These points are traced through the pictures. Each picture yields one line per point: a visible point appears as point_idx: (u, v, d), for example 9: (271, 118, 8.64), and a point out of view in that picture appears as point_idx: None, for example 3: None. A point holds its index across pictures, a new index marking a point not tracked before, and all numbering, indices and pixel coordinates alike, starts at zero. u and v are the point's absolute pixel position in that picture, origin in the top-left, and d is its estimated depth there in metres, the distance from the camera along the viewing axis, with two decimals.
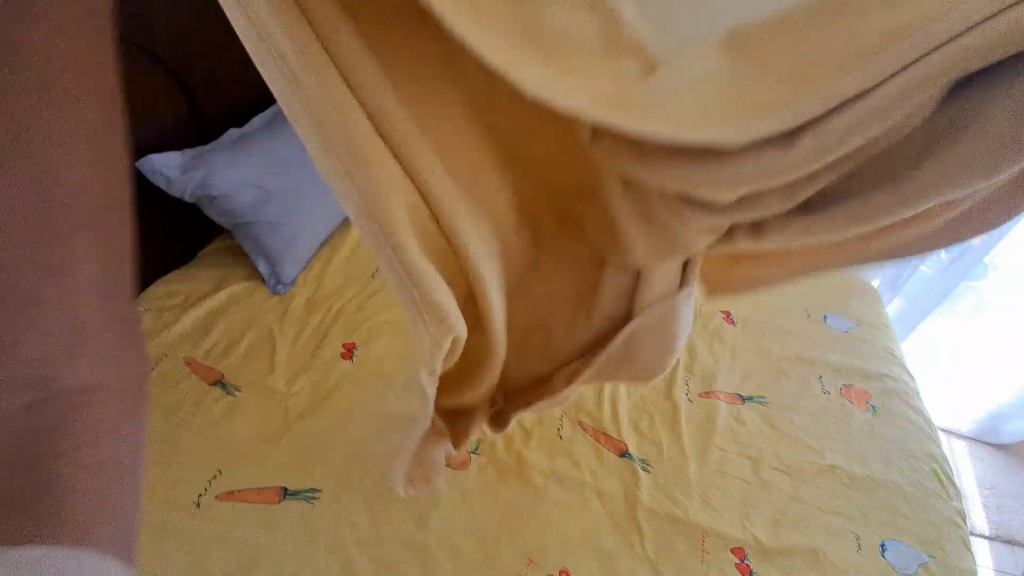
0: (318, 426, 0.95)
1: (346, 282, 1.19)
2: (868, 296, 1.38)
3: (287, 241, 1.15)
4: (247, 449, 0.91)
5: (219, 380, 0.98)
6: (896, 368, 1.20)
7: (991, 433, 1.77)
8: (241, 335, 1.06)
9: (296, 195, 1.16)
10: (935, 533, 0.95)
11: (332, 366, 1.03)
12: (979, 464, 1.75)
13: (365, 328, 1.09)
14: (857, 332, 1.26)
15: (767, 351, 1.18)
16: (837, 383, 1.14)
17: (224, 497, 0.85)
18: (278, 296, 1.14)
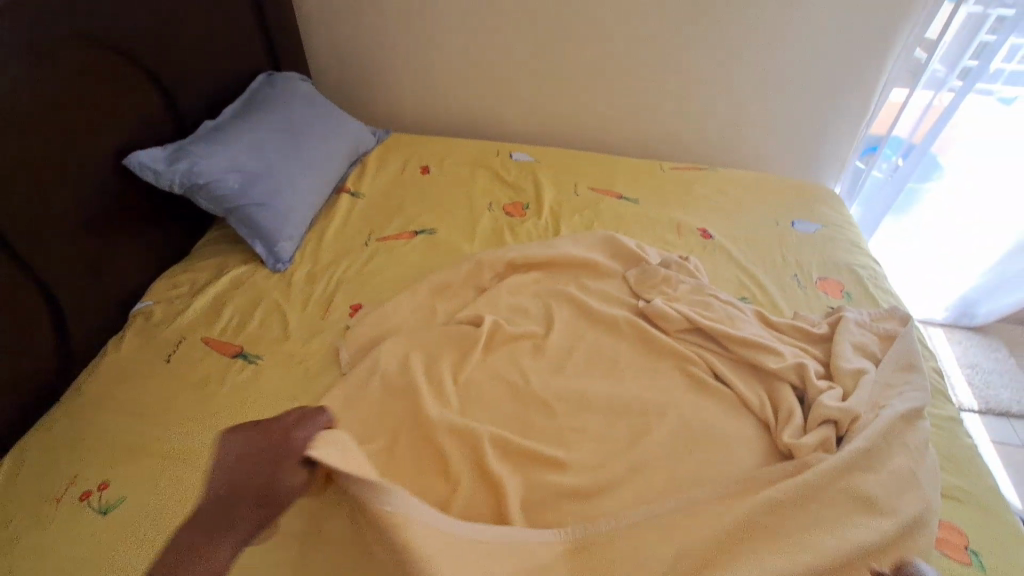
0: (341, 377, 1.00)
1: (342, 252, 1.25)
2: (830, 200, 1.48)
3: (279, 220, 1.22)
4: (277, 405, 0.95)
5: (240, 352, 1.04)
6: (863, 257, 1.29)
7: (965, 316, 1.91)
8: (252, 311, 1.11)
9: (277, 177, 1.24)
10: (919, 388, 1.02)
11: (342, 324, 1.09)
12: (959, 348, 1.85)
13: (367, 290, 1.16)
14: (823, 232, 1.36)
15: (742, 257, 1.27)
16: (812, 278, 1.22)
17: None
18: (279, 273, 1.20)
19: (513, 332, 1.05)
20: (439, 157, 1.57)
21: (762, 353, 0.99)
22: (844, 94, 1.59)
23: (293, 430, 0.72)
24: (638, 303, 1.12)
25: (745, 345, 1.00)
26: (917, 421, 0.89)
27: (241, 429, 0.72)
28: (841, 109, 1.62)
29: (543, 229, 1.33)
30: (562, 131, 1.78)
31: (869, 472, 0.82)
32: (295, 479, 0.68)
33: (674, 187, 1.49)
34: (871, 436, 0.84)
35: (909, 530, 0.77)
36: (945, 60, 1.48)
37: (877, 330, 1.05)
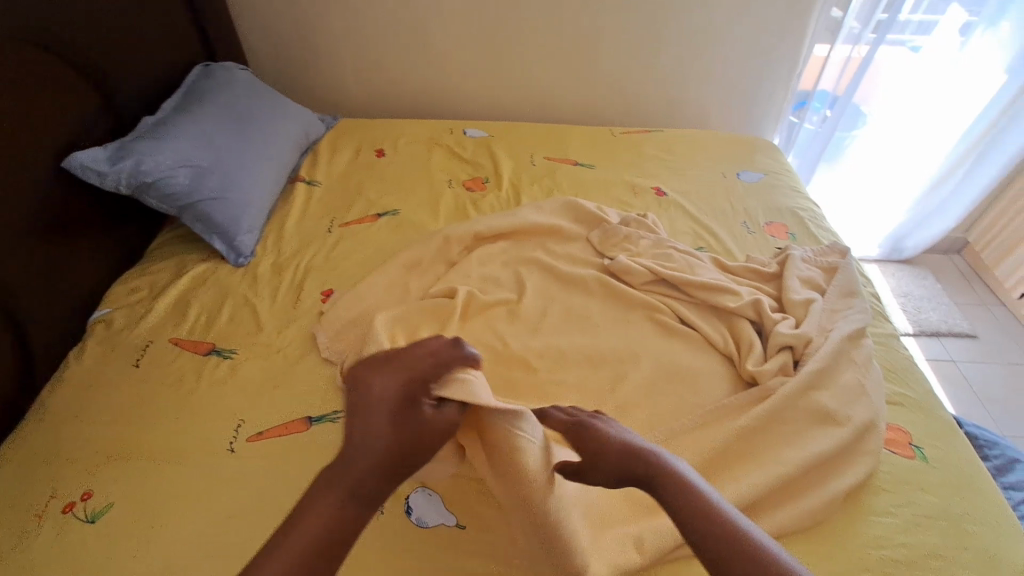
0: (322, 361, 1.00)
1: (306, 241, 1.24)
2: (770, 151, 1.57)
3: (236, 213, 1.19)
4: (262, 395, 0.95)
5: (212, 348, 1.02)
6: (802, 200, 1.39)
7: (895, 251, 2.07)
8: (219, 307, 1.09)
9: (229, 169, 1.21)
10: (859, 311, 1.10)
11: (316, 310, 1.08)
12: (893, 279, 2.02)
13: (336, 275, 1.15)
14: (766, 180, 1.45)
15: (694, 210, 1.34)
16: (760, 223, 1.31)
17: (255, 438, 0.89)
18: (243, 267, 1.17)
19: (488, 300, 1.08)
20: (392, 139, 1.56)
21: (721, 295, 1.05)
22: (772, 52, 1.67)
23: (428, 362, 0.75)
24: (603, 262, 1.16)
25: (705, 289, 1.05)
26: (859, 339, 0.99)
27: (383, 366, 0.76)
28: (770, 66, 1.71)
29: (505, 201, 1.36)
30: (513, 106, 1.80)
31: (823, 389, 0.90)
32: (444, 413, 0.72)
33: (626, 150, 1.55)
34: (823, 356, 0.93)
35: (860, 432, 0.86)
36: (860, 18, 1.56)
37: (821, 264, 1.14)
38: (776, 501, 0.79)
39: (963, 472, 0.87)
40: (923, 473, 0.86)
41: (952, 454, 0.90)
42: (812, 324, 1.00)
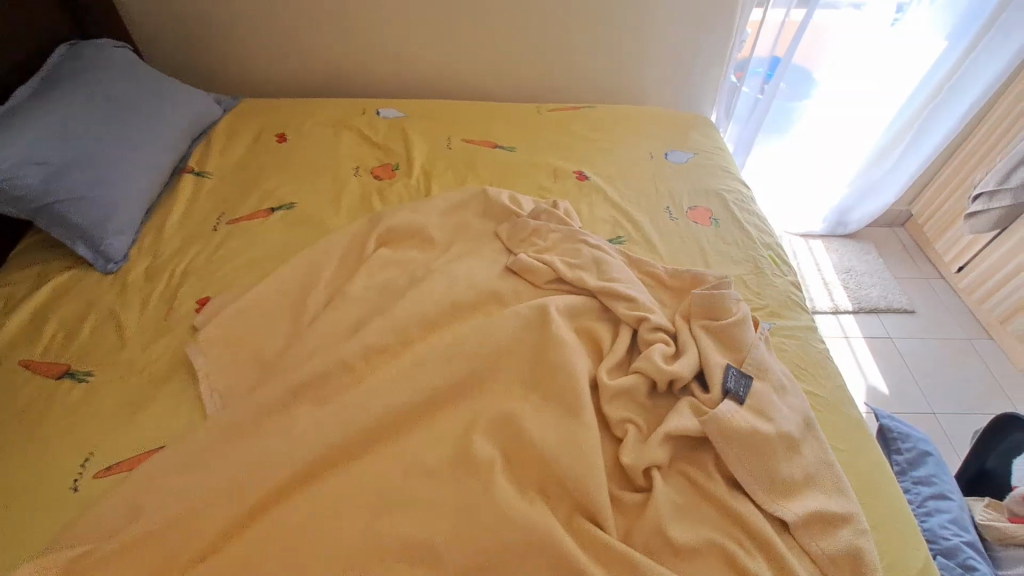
0: (192, 381, 0.90)
1: (187, 241, 1.12)
2: (704, 128, 1.49)
3: (101, 215, 1.06)
4: (121, 423, 0.85)
5: (66, 371, 0.91)
6: (730, 181, 1.31)
7: (840, 225, 2.03)
8: (80, 322, 0.98)
9: (94, 163, 1.07)
10: (774, 303, 1.05)
11: (189, 321, 0.98)
12: (836, 255, 1.99)
13: (215, 280, 1.04)
14: (695, 160, 1.37)
15: (614, 196, 1.25)
16: (683, 209, 1.23)
17: (104, 473, 0.80)
18: (112, 275, 1.06)
19: (381, 305, 0.99)
20: (297, 122, 1.43)
21: (742, 328, 0.92)
22: (708, 20, 1.56)
23: None
24: (509, 258, 1.07)
25: (738, 372, 0.88)
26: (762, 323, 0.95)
27: None
28: (708, 36, 1.59)
29: (415, 188, 1.25)
30: (437, 82, 1.67)
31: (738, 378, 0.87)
32: None
33: (552, 130, 1.44)
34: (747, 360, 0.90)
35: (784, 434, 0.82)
36: None
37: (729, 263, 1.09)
38: (667, 522, 0.73)
39: (868, 478, 0.83)
40: (832, 474, 0.80)
41: (854, 454, 0.86)
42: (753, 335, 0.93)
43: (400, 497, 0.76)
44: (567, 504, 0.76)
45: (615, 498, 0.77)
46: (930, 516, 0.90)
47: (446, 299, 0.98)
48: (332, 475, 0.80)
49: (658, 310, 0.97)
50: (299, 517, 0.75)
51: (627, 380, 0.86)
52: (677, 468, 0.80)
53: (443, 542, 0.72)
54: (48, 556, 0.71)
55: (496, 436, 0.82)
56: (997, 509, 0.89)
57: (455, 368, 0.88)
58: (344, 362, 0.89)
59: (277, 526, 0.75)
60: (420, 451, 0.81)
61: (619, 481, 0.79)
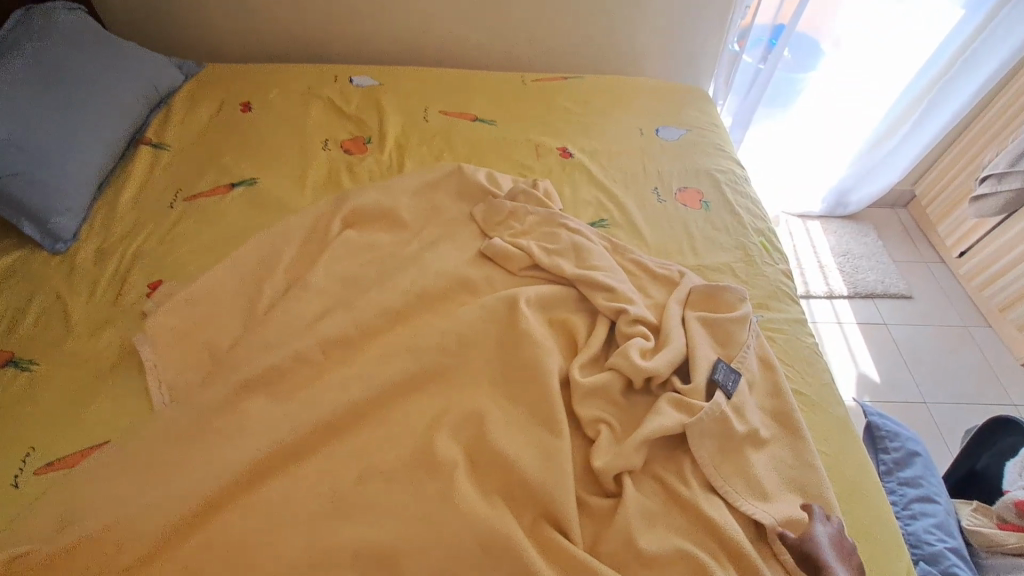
0: (141, 372, 0.85)
1: (141, 220, 1.05)
2: (699, 102, 1.40)
3: (46, 191, 0.99)
4: (63, 416, 0.80)
5: (8, 359, 0.85)
6: (723, 160, 1.23)
7: (839, 206, 1.95)
8: (25, 307, 0.92)
9: (34, 135, 0.99)
10: (762, 294, 0.99)
11: (141, 307, 0.92)
12: (834, 236, 1.92)
13: (169, 263, 0.98)
14: (688, 137, 1.28)
15: (599, 175, 1.17)
16: (672, 190, 1.16)
17: (44, 470, 0.75)
18: (61, 255, 0.99)
19: (344, 293, 0.93)
20: (263, 91, 1.34)
21: (738, 326, 0.88)
22: None
23: None
24: (483, 242, 1.01)
25: (726, 366, 0.82)
26: (747, 317, 0.89)
27: None
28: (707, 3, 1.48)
29: (387, 164, 1.18)
30: (417, 49, 1.56)
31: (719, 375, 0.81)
32: None
33: (536, 103, 1.35)
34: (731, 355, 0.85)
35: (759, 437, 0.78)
36: None
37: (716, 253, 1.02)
38: (636, 530, 0.68)
39: (852, 481, 0.79)
40: (814, 478, 0.75)
41: (838, 457, 0.81)
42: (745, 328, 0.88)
43: (354, 500, 0.72)
44: (532, 510, 0.71)
45: (583, 502, 0.73)
46: (914, 520, 0.87)
47: (411, 287, 0.92)
48: (284, 476, 0.75)
49: (638, 299, 0.91)
50: (248, 520, 0.71)
51: (600, 376, 0.81)
52: (650, 471, 0.76)
53: (399, 552, 0.67)
54: None
55: (460, 435, 0.77)
56: (985, 514, 0.85)
57: (418, 362, 0.83)
58: (301, 355, 0.84)
59: (223, 530, 0.70)
60: (378, 450, 0.76)
61: (588, 484, 0.75)
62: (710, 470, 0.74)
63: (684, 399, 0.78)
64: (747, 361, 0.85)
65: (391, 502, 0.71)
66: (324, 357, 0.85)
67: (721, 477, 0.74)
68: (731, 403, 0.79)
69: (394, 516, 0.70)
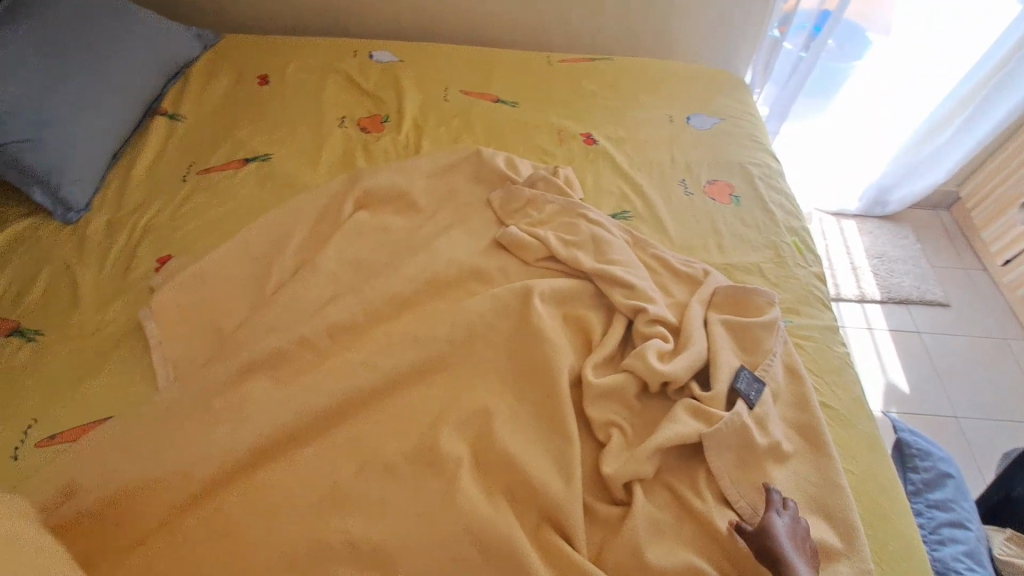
0: (146, 348, 0.84)
1: (153, 193, 1.04)
2: (735, 89, 1.32)
3: (57, 159, 0.98)
4: (66, 389, 0.79)
5: (15, 329, 0.85)
6: (758, 153, 1.17)
7: (877, 205, 1.85)
8: (34, 278, 0.91)
9: (46, 102, 0.98)
10: (791, 298, 0.93)
11: (148, 282, 0.91)
12: (868, 237, 1.82)
13: (178, 238, 0.96)
14: (721, 127, 1.21)
15: (623, 164, 1.12)
16: (701, 182, 1.10)
17: (44, 443, 0.74)
18: (72, 226, 0.98)
19: (353, 278, 0.91)
20: (281, 64, 1.31)
21: (765, 332, 0.83)
22: None
23: None
24: (498, 230, 0.97)
25: (749, 375, 0.78)
26: (776, 323, 0.84)
27: None
28: None
29: (403, 144, 1.14)
30: (440, 24, 1.50)
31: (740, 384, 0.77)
32: None
33: (560, 85, 1.29)
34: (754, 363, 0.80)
35: (780, 451, 0.73)
36: None
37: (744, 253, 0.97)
38: (644, 542, 0.65)
39: (878, 502, 0.74)
40: (837, 498, 0.70)
41: (864, 475, 0.76)
42: (773, 336, 0.83)
43: (352, 493, 0.69)
44: (537, 514, 0.68)
45: (590, 508, 0.70)
46: (942, 546, 0.82)
47: (421, 274, 0.89)
48: (283, 463, 0.73)
49: (659, 298, 0.86)
50: (244, 505, 0.69)
51: (614, 377, 0.77)
52: (662, 480, 0.72)
53: (395, 549, 0.64)
54: None
55: (464, 431, 0.74)
56: (1018, 544, 0.82)
57: (424, 352, 0.80)
58: (306, 340, 0.82)
59: (218, 515, 0.69)
60: (380, 442, 0.74)
61: (596, 490, 0.72)
62: (724, 483, 0.70)
63: (702, 407, 0.74)
64: (772, 369, 0.80)
65: (389, 497, 0.69)
66: (329, 343, 0.83)
67: (736, 491, 0.70)
68: (753, 414, 0.74)
69: (393, 510, 0.67)
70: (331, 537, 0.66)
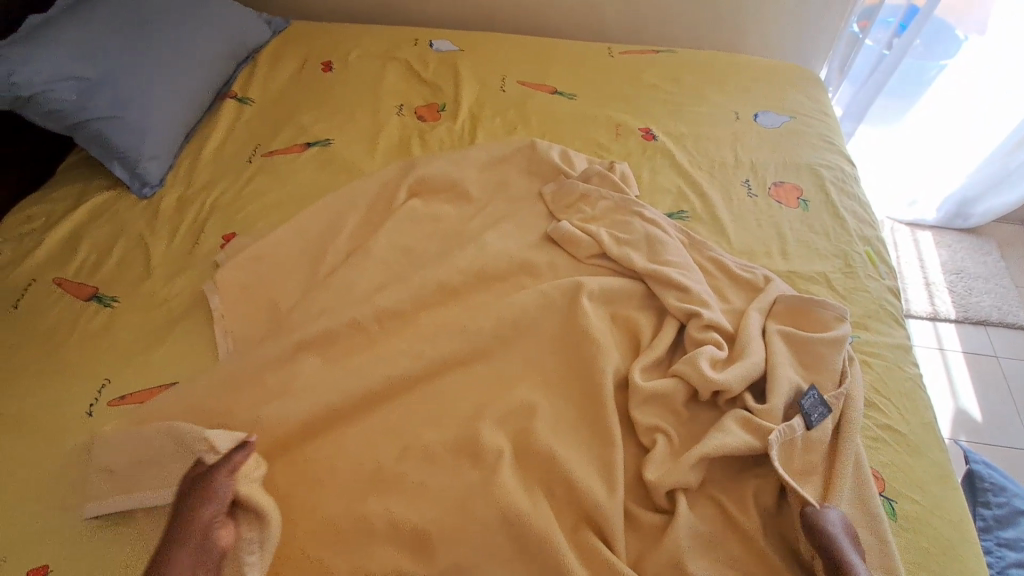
0: (208, 320, 0.88)
1: (221, 173, 1.09)
2: (808, 86, 1.25)
3: (135, 137, 1.04)
4: (135, 354, 0.84)
5: (94, 295, 0.91)
6: (831, 155, 1.09)
7: (959, 217, 1.70)
8: (112, 247, 0.97)
9: (127, 81, 1.03)
10: (860, 312, 0.87)
11: (213, 257, 0.95)
12: (947, 251, 1.69)
13: (242, 217, 1.00)
14: (791, 126, 1.15)
15: (683, 161, 1.07)
16: (766, 185, 1.04)
17: (114, 403, 0.79)
18: (146, 200, 1.05)
19: (404, 265, 0.92)
20: (345, 51, 1.33)
21: (829, 346, 0.78)
22: None
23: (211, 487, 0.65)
24: (550, 224, 0.95)
25: (811, 392, 0.73)
26: (842, 338, 0.79)
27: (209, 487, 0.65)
28: None
29: (459, 133, 1.14)
30: (501, 13, 1.50)
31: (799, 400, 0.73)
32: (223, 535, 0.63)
33: (621, 78, 1.26)
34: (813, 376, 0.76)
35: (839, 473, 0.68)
36: None
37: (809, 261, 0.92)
38: (686, 556, 0.63)
39: (947, 539, 0.68)
40: None
41: (933, 508, 0.70)
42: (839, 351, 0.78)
43: (393, 477, 0.70)
44: (576, 516, 0.67)
45: (630, 515, 0.68)
46: None
47: (470, 265, 0.88)
48: (328, 441, 0.75)
49: (714, 303, 0.83)
50: (291, 479, 0.71)
51: (663, 384, 0.74)
52: (708, 492, 0.69)
53: (432, 536, 0.65)
54: (58, 477, 0.73)
55: (505, 424, 0.74)
56: None
57: (469, 343, 0.80)
58: (356, 323, 0.83)
59: (267, 486, 0.71)
60: (422, 428, 0.74)
61: (637, 496, 0.69)
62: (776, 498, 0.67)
63: (757, 422, 0.70)
64: (834, 387, 0.75)
65: (428, 484, 0.69)
66: (378, 326, 0.84)
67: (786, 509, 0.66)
68: (810, 433, 0.70)
69: (431, 497, 0.68)
70: (370, 517, 0.67)
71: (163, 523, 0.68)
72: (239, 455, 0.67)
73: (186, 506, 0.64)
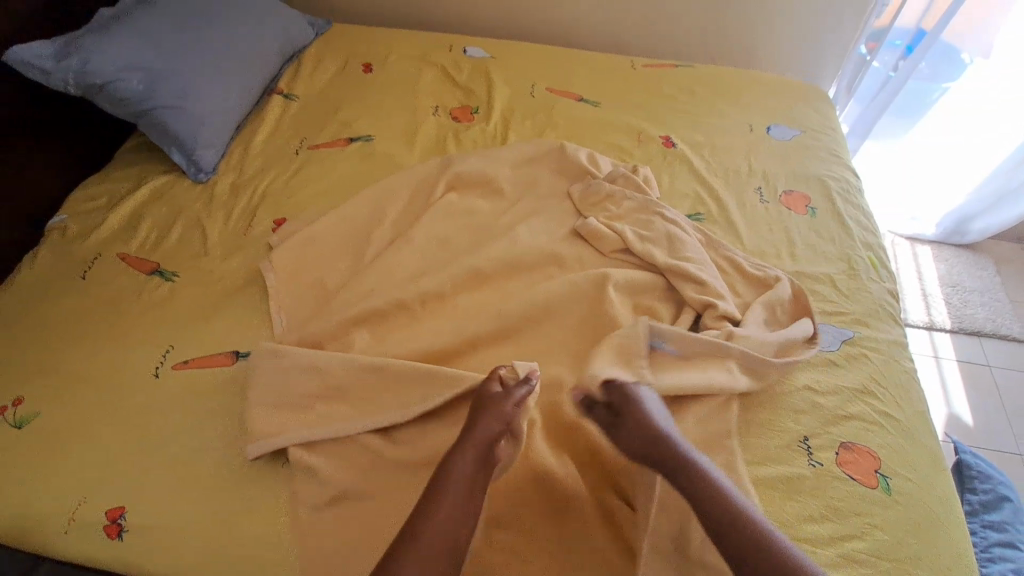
0: (262, 295, 0.96)
1: (270, 162, 1.17)
2: (818, 103, 1.33)
3: (193, 125, 1.11)
4: (196, 323, 0.92)
5: (155, 269, 0.99)
6: (837, 167, 1.18)
7: (957, 233, 1.79)
8: (171, 226, 1.05)
9: (189, 73, 1.12)
10: (861, 310, 0.95)
11: (265, 239, 1.03)
12: (944, 265, 1.77)
13: (291, 203, 1.08)
14: (801, 139, 1.23)
15: (700, 168, 1.15)
16: (777, 192, 1.12)
17: (180, 366, 0.87)
18: (202, 184, 1.13)
19: (443, 252, 1.00)
20: (384, 53, 1.42)
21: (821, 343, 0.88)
22: None
23: (500, 407, 0.72)
24: (578, 220, 1.03)
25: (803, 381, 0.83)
26: None
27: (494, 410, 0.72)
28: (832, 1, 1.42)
29: (491, 134, 1.22)
30: (529, 24, 1.58)
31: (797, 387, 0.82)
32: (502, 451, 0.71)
33: (643, 88, 1.34)
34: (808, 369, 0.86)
35: None
36: None
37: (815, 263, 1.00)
38: None
39: (934, 512, 0.75)
40: None
41: (923, 487, 0.78)
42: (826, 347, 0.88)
43: None
44: (601, 479, 0.74)
45: None
46: (991, 563, 0.90)
47: (505, 254, 0.96)
48: None
49: (728, 296, 0.91)
50: None
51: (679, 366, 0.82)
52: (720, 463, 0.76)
53: None
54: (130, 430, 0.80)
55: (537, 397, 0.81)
56: None
57: (504, 324, 0.87)
58: (400, 302, 0.91)
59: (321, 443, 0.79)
60: None
61: None
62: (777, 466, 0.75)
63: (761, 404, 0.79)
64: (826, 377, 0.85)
65: None
66: (420, 307, 0.91)
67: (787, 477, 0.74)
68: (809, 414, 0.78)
69: None
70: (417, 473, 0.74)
71: (231, 471, 0.76)
72: (525, 389, 0.73)
73: (475, 420, 0.71)
